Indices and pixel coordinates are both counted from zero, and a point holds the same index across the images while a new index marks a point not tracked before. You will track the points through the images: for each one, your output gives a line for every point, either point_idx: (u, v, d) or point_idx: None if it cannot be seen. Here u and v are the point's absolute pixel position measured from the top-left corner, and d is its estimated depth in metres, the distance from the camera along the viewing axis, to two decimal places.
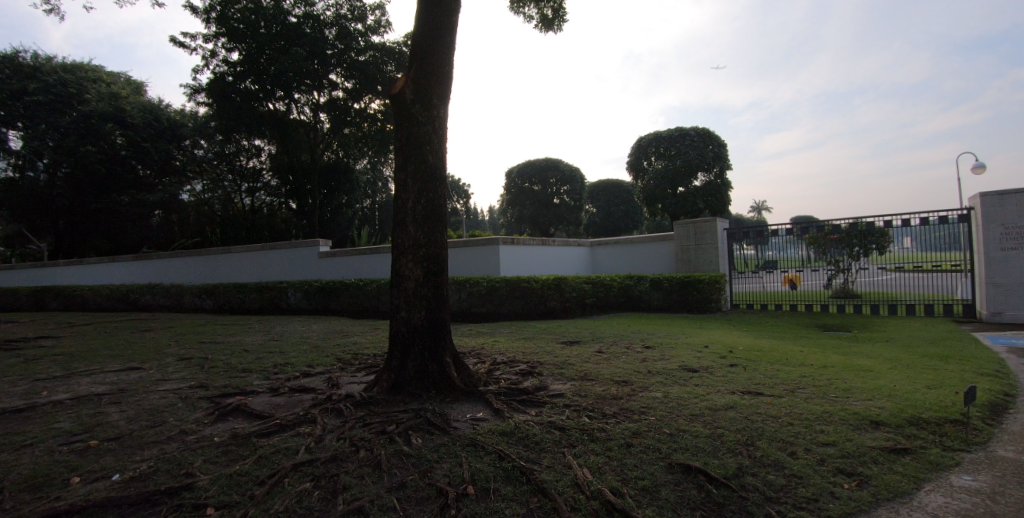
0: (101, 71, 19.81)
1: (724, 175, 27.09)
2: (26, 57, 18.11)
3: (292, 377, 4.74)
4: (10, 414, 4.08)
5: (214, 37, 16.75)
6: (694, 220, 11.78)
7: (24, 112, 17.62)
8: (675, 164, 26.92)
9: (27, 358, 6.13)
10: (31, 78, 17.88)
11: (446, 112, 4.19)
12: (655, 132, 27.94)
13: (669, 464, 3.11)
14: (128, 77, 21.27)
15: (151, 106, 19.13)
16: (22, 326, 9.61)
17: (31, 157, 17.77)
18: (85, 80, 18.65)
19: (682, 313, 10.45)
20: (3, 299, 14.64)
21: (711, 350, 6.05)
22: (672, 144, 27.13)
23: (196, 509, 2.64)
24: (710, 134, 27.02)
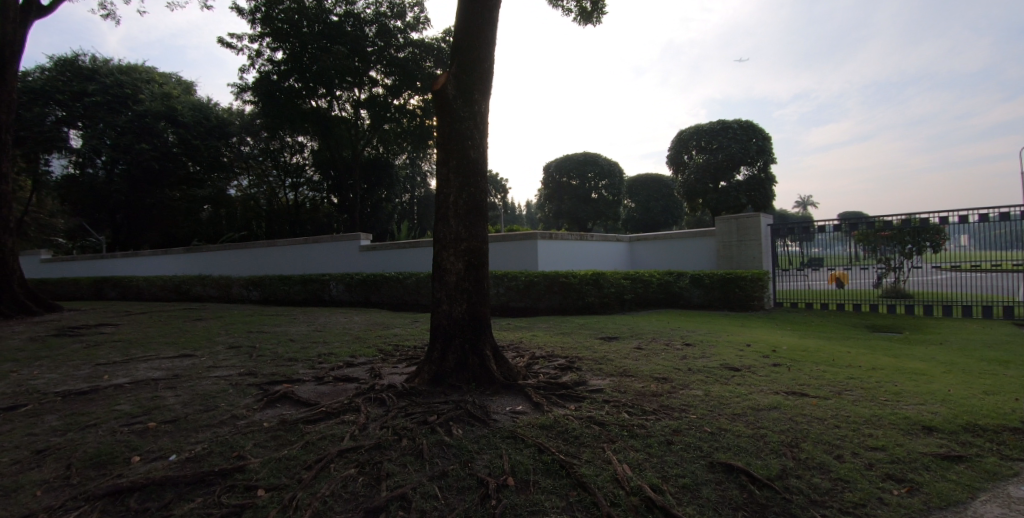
0: (154, 71, 20.69)
1: (768, 168, 26.28)
2: (86, 59, 18.99)
3: (336, 367, 4.86)
4: (76, 397, 4.35)
5: (260, 37, 17.25)
6: (736, 215, 11.70)
7: (84, 112, 18.27)
8: (717, 158, 26.30)
9: (91, 344, 6.50)
10: (89, 79, 18.58)
11: (488, 108, 4.19)
12: (697, 125, 27.38)
13: (709, 462, 3.04)
14: (179, 78, 22.19)
15: (200, 105, 19.92)
16: (85, 314, 10.19)
17: (90, 155, 18.48)
18: (140, 81, 19.49)
19: (724, 310, 10.21)
20: (66, 288, 15.59)
21: (753, 349, 5.92)
22: (713, 138, 26.55)
23: (248, 490, 2.76)
24: (754, 126, 26.19)
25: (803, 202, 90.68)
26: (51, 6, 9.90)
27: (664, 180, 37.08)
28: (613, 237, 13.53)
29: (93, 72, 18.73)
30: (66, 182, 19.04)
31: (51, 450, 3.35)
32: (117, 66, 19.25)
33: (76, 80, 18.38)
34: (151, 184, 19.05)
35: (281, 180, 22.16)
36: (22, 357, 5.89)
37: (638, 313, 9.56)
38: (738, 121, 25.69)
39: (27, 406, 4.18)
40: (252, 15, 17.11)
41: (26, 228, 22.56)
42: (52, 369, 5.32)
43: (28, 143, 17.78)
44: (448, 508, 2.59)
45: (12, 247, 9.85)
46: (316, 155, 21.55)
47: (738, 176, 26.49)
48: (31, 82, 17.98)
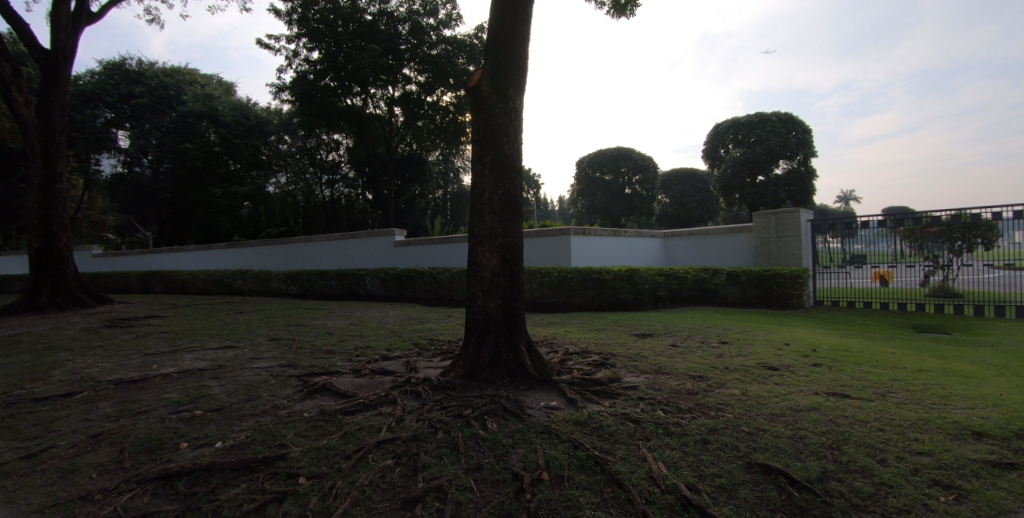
0: (196, 73, 21.46)
1: (808, 162, 25.49)
2: (133, 63, 19.85)
3: (372, 361, 4.95)
4: (127, 385, 4.57)
5: (296, 37, 17.68)
6: (774, 211, 11.42)
7: (131, 113, 19.14)
8: (754, 152, 25.69)
9: (140, 335, 6.81)
10: (136, 82, 19.42)
11: (522, 104, 4.18)
12: (733, 118, 26.82)
13: (746, 463, 2.98)
14: (220, 79, 22.95)
15: (239, 105, 20.60)
16: (134, 306, 10.71)
17: (137, 154, 19.35)
18: (183, 83, 20.26)
19: (761, 308, 9.97)
20: (115, 282, 16.39)
21: (792, 348, 5.76)
22: (751, 131, 25.96)
23: (290, 478, 2.85)
24: (794, 119, 25.42)
25: (845, 195, 87.34)
26: (101, 12, 10.37)
27: (700, 175, 36.25)
28: (647, 233, 13.39)
29: (139, 75, 19.56)
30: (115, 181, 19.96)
31: (105, 435, 3.54)
32: (162, 69, 20.04)
33: (123, 83, 19.23)
34: (192, 182, 19.81)
35: (317, 178, 22.85)
36: (77, 346, 6.21)
37: (672, 310, 9.44)
38: (776, 113, 24.99)
39: (83, 393, 4.42)
40: (288, 17, 17.55)
41: (80, 224, 23.79)
42: (104, 358, 5.60)
43: (81, 144, 18.72)
44: (483, 500, 2.61)
45: (68, 242, 10.41)
46: (351, 153, 21.93)
47: (777, 170, 25.83)
48: (83, 85, 18.89)
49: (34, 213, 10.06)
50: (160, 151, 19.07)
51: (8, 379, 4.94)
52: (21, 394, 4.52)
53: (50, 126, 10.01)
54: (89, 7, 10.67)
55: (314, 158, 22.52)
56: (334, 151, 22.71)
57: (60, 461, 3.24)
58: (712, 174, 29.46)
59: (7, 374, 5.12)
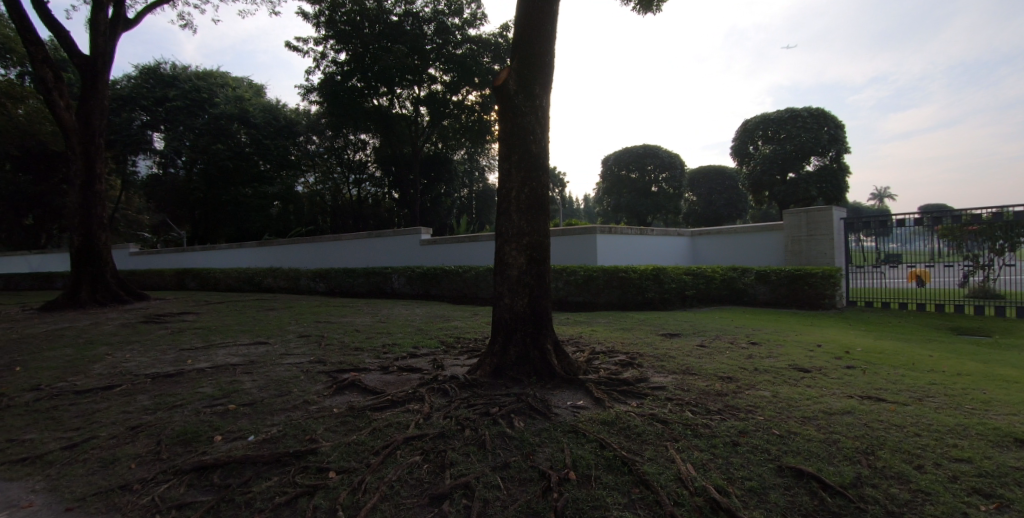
0: (228, 76, 22.06)
1: (841, 158, 24.79)
2: (167, 67, 20.45)
3: (400, 358, 5.00)
4: (164, 379, 4.72)
5: (324, 40, 18.00)
6: (807, 209, 11.22)
7: (166, 116, 19.82)
8: (785, 149, 25.12)
9: (175, 330, 7.03)
10: (170, 86, 20.07)
11: (548, 102, 4.17)
12: (763, 114, 26.27)
13: (778, 467, 2.90)
14: (250, 81, 23.54)
15: (270, 107, 21.12)
16: (169, 303, 11.06)
17: (171, 155, 19.99)
18: (214, 86, 20.85)
19: (792, 308, 9.75)
20: (150, 279, 16.97)
21: (825, 350, 5.62)
22: (781, 127, 25.41)
23: (320, 472, 2.90)
24: (826, 114, 24.72)
25: (880, 191, 84.28)
26: (137, 18, 10.71)
27: (728, 171, 35.69)
28: (674, 231, 13.23)
29: (173, 79, 20.20)
30: (150, 182, 20.63)
31: (143, 427, 3.66)
32: (195, 72, 20.66)
33: (158, 87, 19.88)
34: (223, 182, 20.36)
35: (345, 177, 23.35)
36: (117, 341, 6.45)
37: (700, 310, 9.32)
38: (808, 109, 24.37)
39: (122, 386, 4.59)
40: (316, 19, 17.86)
41: (118, 224, 24.72)
42: (142, 352, 5.80)
43: (118, 146, 19.45)
44: (510, 499, 2.61)
45: (107, 241, 10.80)
46: (377, 152, 22.19)
47: (808, 167, 25.20)
48: (120, 90, 19.60)
49: (75, 213, 10.46)
50: (193, 152, 19.69)
51: (53, 372, 5.17)
52: (65, 386, 4.72)
53: (90, 129, 10.40)
54: (126, 13, 11.04)
55: (342, 158, 23.05)
56: (361, 151, 23.19)
57: (101, 451, 3.37)
58: (741, 171, 28.94)
59: (52, 367, 5.36)
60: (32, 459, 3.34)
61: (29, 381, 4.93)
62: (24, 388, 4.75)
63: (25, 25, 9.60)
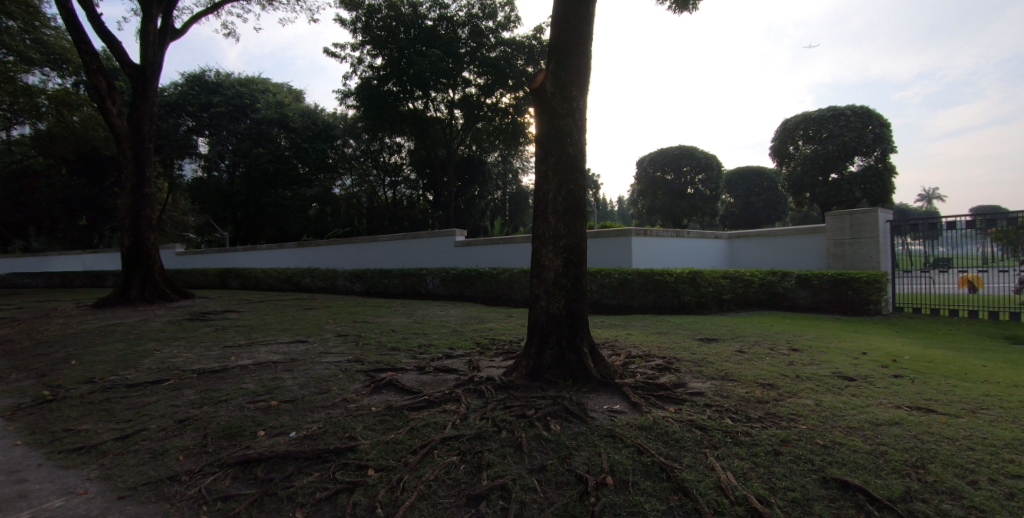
0: (268, 83, 22.82)
1: (887, 158, 23.85)
2: (211, 74, 21.27)
3: (436, 358, 5.07)
4: (209, 374, 4.91)
5: (361, 45, 18.35)
6: (850, 210, 10.88)
7: (209, 121, 20.63)
8: (826, 149, 24.40)
9: (219, 328, 7.29)
10: (214, 92, 20.88)
11: (585, 104, 4.14)
12: (804, 113, 25.65)
13: (822, 478, 2.81)
14: (289, 87, 24.28)
15: (309, 112, 21.83)
16: (212, 301, 11.48)
17: (215, 159, 20.79)
18: (255, 92, 21.61)
19: (834, 314, 9.45)
20: (195, 278, 17.70)
21: (871, 357, 5.42)
22: (822, 126, 24.66)
23: (360, 469, 2.96)
24: (871, 112, 23.75)
25: (927, 193, 81.26)
26: (184, 28, 11.17)
27: (767, 172, 34.71)
28: (711, 234, 13.03)
29: (217, 85, 21.02)
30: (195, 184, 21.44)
31: (190, 420, 3.81)
32: (237, 79, 21.43)
33: (203, 93, 20.71)
34: (263, 185, 21.04)
35: (381, 180, 23.56)
36: (164, 337, 6.72)
37: (738, 314, 9.11)
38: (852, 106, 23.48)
39: (170, 380, 4.79)
40: (353, 25, 18.22)
41: (165, 225, 25.85)
42: (188, 349, 6.04)
43: (166, 151, 20.33)
44: (546, 501, 2.61)
45: (155, 242, 11.28)
46: (413, 155, 22.49)
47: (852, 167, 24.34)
48: (168, 96, 20.47)
49: (126, 214, 10.91)
50: (236, 156, 20.54)
51: (106, 366, 5.45)
52: (116, 380, 4.95)
53: (140, 135, 10.88)
54: (174, 24, 11.53)
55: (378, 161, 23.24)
56: (396, 154, 23.33)
57: (151, 442, 3.53)
58: (781, 172, 28.27)
59: (107, 361, 5.64)
60: (88, 448, 3.52)
61: (84, 375, 5.20)
62: (81, 380, 5.02)
63: (81, 37, 10.12)
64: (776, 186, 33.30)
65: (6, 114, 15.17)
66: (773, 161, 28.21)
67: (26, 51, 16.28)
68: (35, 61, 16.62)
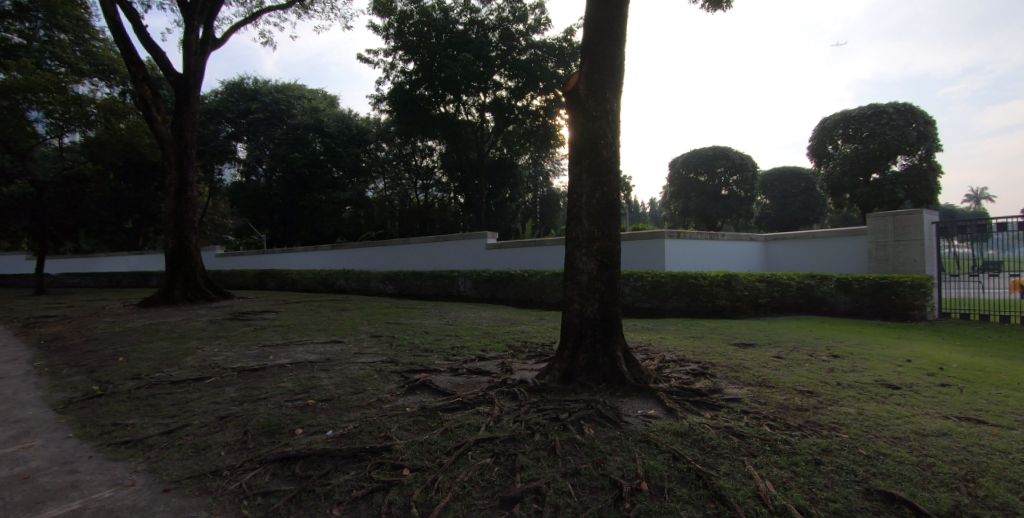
0: (303, 89, 23.47)
1: (932, 157, 22.97)
2: (250, 82, 22.00)
3: (469, 360, 5.11)
4: (249, 373, 5.07)
5: (393, 51, 18.69)
6: (893, 211, 10.50)
7: (248, 127, 21.34)
8: (867, 148, 23.62)
9: (256, 327, 7.51)
10: (252, 99, 21.60)
11: (619, 106, 4.12)
12: (843, 112, 24.85)
13: (865, 489, 2.70)
14: (324, 93, 24.92)
15: (344, 117, 22.44)
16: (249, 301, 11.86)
17: (253, 164, 21.47)
18: (292, 98, 22.28)
19: (876, 320, 9.11)
20: (233, 278, 18.31)
21: (916, 365, 5.22)
22: (863, 125, 23.87)
23: (395, 469, 3.01)
24: (915, 109, 22.83)
25: (976, 193, 77.76)
26: (223, 38, 11.55)
27: (804, 174, 33.69)
28: (746, 236, 12.77)
29: (256, 92, 21.75)
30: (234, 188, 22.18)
31: (231, 417, 3.94)
32: (274, 86, 22.14)
33: (242, 100, 21.44)
34: (300, 189, 21.63)
35: (412, 183, 24.01)
36: (205, 336, 6.97)
37: (775, 319, 8.91)
38: (894, 104, 22.66)
39: (211, 378, 4.96)
40: (385, 31, 18.56)
41: (206, 228, 26.86)
42: (228, 347, 6.25)
43: (206, 156, 21.11)
44: (580, 506, 2.60)
45: (196, 244, 11.70)
46: (445, 158, 22.72)
47: (894, 167, 23.48)
48: (208, 104, 21.25)
49: (169, 218, 11.34)
50: (273, 161, 21.15)
51: (152, 362, 5.69)
52: (161, 376, 5.16)
53: (182, 141, 11.29)
54: (214, 34, 11.94)
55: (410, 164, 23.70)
56: (428, 157, 23.74)
57: (193, 438, 3.66)
58: (819, 173, 27.45)
59: (153, 358, 5.88)
60: (134, 442, 3.67)
61: (132, 371, 5.44)
62: (127, 376, 5.25)
63: (128, 49, 10.59)
64: (814, 187, 32.27)
65: (59, 122, 15.92)
66: (811, 162, 27.42)
67: (76, 62, 17.37)
68: (86, 73, 17.71)
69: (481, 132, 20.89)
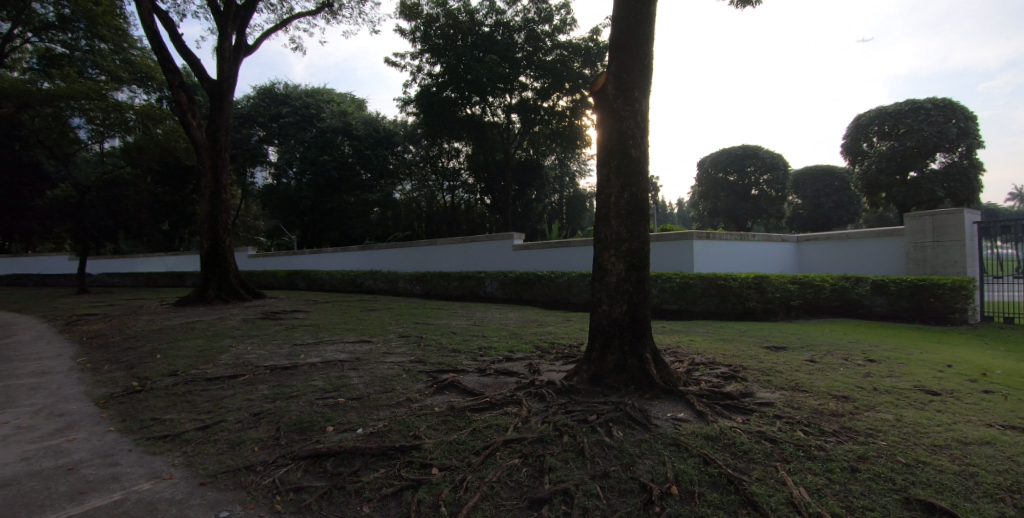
0: (332, 93, 23.97)
1: (973, 154, 22.10)
2: (281, 87, 22.57)
3: (496, 361, 5.13)
4: (281, 370, 5.20)
5: (420, 54, 18.91)
6: (932, 211, 10.16)
7: (279, 131, 21.93)
8: (904, 146, 22.83)
9: (288, 326, 7.69)
10: (283, 103, 22.17)
11: (648, 105, 4.08)
12: (878, 108, 24.08)
13: (903, 498, 2.62)
14: (352, 96, 25.41)
15: (372, 120, 22.87)
16: (279, 301, 12.15)
17: (284, 167, 22.01)
18: (321, 102, 22.83)
19: (915, 323, 8.80)
20: (265, 279, 18.78)
21: (960, 370, 5.04)
22: (900, 121, 23.09)
23: (423, 468, 3.04)
24: (955, 104, 22.01)
25: (1021, 192, 74.51)
26: (256, 45, 11.85)
27: (838, 172, 32.69)
28: (778, 237, 12.50)
29: (286, 97, 22.33)
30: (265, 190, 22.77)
31: (264, 414, 4.05)
32: (304, 90, 22.69)
33: (273, 105, 22.04)
34: (330, 191, 22.09)
35: (440, 185, 24.41)
36: (238, 335, 7.17)
37: (808, 321, 8.72)
38: (933, 99, 21.88)
39: (245, 376, 5.10)
40: (412, 35, 18.79)
41: (238, 230, 27.67)
42: (261, 345, 6.43)
43: (239, 159, 21.75)
44: (609, 509, 2.58)
45: (229, 245, 12.05)
46: (471, 159, 22.84)
47: (933, 165, 22.66)
48: (241, 108, 21.89)
49: (204, 220, 11.70)
50: (303, 164, 21.63)
51: (188, 360, 5.88)
52: (197, 373, 5.34)
53: (216, 145, 11.65)
54: (247, 41, 12.28)
55: (436, 165, 23.86)
56: (455, 159, 23.84)
57: (228, 433, 3.77)
58: (854, 171, 26.66)
59: (189, 355, 6.09)
60: (172, 436, 3.80)
61: (169, 368, 5.64)
62: (165, 373, 5.44)
63: (165, 57, 10.98)
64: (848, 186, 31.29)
65: (101, 129, 16.52)
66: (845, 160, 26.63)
67: (115, 70, 18.31)
68: (124, 80, 18.55)
69: (507, 133, 20.94)
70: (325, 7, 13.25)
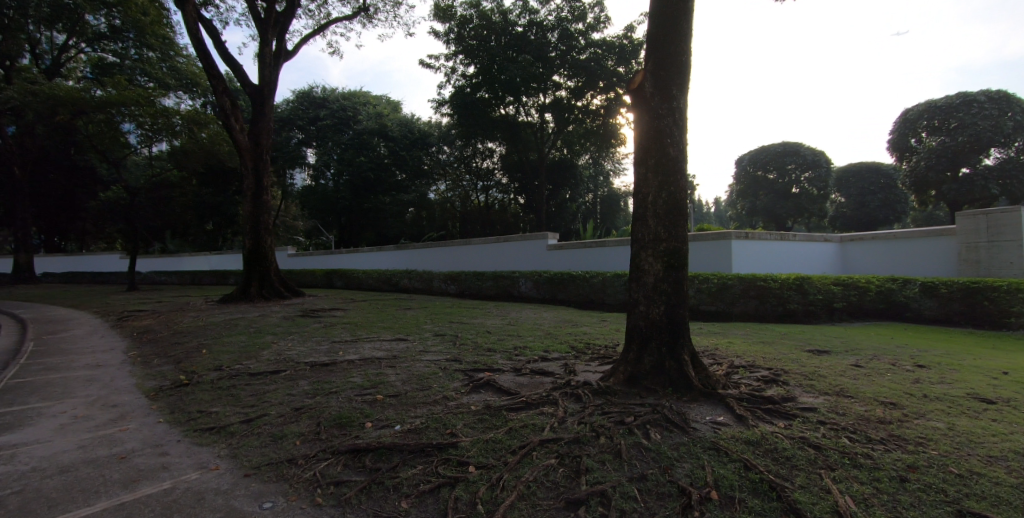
0: (369, 96, 24.57)
1: None
2: (319, 91, 23.38)
3: (532, 360, 5.16)
4: (321, 367, 5.35)
5: (454, 56, 19.07)
6: (988, 210, 9.83)
7: (318, 133, 22.71)
8: (955, 141, 21.74)
9: (326, 324, 7.91)
10: (321, 106, 22.98)
11: (687, 102, 4.02)
12: (927, 101, 23.02)
13: (956, 510, 2.50)
14: (388, 99, 25.96)
15: (406, 121, 23.42)
16: (316, 299, 12.49)
17: (322, 168, 22.64)
18: (357, 105, 23.50)
19: (968, 327, 8.37)
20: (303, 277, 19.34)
21: (1021, 378, 4.78)
22: (950, 115, 22.01)
23: (461, 465, 3.09)
24: (1011, 96, 20.83)
25: None
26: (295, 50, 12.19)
27: (885, 169, 31.53)
28: (821, 238, 12.04)
29: (324, 101, 23.14)
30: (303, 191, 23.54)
31: (305, 409, 4.19)
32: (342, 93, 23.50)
33: (312, 108, 22.87)
34: (367, 191, 22.63)
35: (473, 185, 24.13)
36: (279, 331, 7.42)
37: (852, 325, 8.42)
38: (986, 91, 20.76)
39: (286, 371, 5.28)
40: (446, 37, 18.99)
41: None
42: (300, 342, 6.63)
43: (280, 161, 22.51)
44: (647, 512, 2.57)
45: (270, 244, 12.47)
46: (505, 159, 22.93)
47: (987, 160, 21.53)
48: (282, 112, 22.82)
49: (246, 220, 12.13)
50: (340, 165, 22.21)
51: (232, 355, 6.13)
52: (241, 368, 5.55)
53: (258, 148, 12.07)
54: (286, 46, 12.66)
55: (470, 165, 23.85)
56: (488, 159, 23.72)
57: (271, 427, 3.91)
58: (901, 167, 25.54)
59: (233, 351, 6.34)
60: (218, 429, 3.97)
61: (215, 362, 5.89)
62: (211, 367, 5.68)
63: (209, 64, 11.44)
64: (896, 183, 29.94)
65: (150, 134, 17.19)
66: (892, 156, 25.57)
67: (163, 77, 18.75)
68: (172, 86, 19.04)
69: (541, 132, 20.88)
70: (361, 11, 13.50)
